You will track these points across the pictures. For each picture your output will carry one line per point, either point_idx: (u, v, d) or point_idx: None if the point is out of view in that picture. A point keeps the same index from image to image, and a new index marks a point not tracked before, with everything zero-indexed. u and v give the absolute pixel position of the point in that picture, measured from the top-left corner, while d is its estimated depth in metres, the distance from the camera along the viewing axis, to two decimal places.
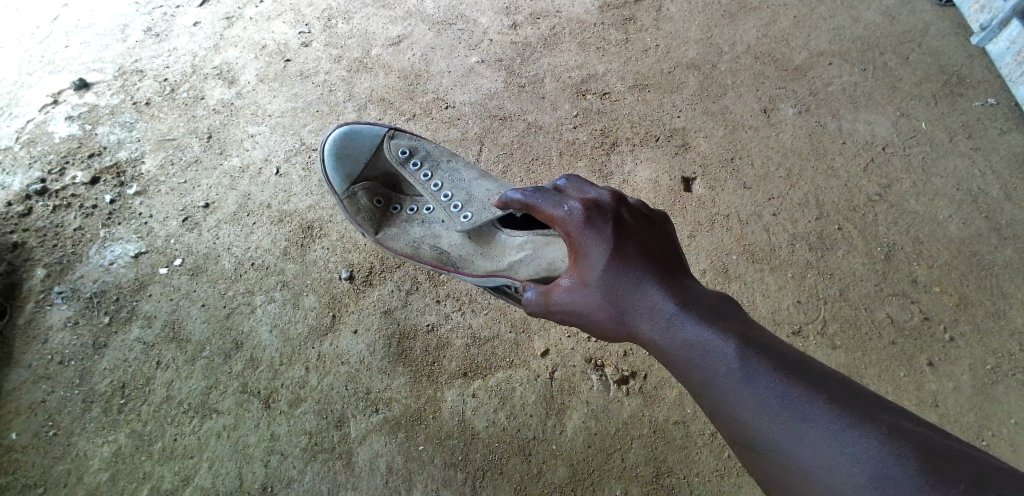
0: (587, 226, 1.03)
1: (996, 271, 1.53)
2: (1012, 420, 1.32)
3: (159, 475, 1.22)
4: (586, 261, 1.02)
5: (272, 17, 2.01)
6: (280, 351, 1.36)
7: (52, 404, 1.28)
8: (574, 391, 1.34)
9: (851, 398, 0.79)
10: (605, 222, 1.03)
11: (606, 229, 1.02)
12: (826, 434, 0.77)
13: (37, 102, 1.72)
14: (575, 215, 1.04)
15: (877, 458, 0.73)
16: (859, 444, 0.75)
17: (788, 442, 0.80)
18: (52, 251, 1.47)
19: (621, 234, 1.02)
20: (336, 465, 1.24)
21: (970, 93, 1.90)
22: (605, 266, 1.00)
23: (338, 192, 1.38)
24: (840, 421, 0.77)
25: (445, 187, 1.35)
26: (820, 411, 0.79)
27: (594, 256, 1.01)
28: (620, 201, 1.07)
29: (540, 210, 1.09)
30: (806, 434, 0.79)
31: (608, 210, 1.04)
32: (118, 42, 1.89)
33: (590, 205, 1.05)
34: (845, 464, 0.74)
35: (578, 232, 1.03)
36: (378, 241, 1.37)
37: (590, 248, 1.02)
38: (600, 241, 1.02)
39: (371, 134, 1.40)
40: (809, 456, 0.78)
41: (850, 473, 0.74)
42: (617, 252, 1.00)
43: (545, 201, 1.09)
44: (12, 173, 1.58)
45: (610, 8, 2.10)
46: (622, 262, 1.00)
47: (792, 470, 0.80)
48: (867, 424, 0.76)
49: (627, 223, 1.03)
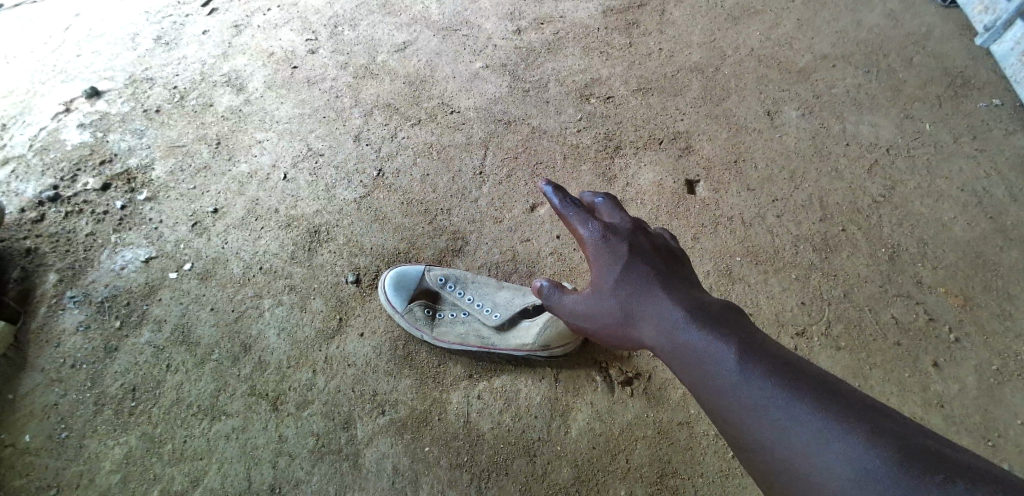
0: (605, 242, 1.07)
1: (1002, 272, 1.52)
2: (1019, 422, 1.31)
3: (169, 476, 1.23)
4: (599, 272, 1.07)
5: (279, 24, 2.04)
6: (287, 354, 1.38)
7: (64, 406, 1.30)
8: (578, 392, 1.35)
9: (839, 398, 0.82)
10: (622, 240, 1.07)
11: (623, 247, 1.06)
12: (812, 431, 0.80)
13: (49, 110, 1.76)
14: (596, 232, 1.08)
15: (860, 453, 0.76)
16: (843, 439, 0.78)
17: (776, 439, 0.83)
18: (64, 257, 1.49)
19: (635, 250, 1.06)
20: (343, 466, 1.25)
21: (975, 94, 1.90)
22: (617, 276, 1.05)
23: (395, 311, 1.40)
24: (827, 419, 0.80)
25: (488, 303, 1.42)
26: (808, 409, 0.82)
27: (607, 268, 1.06)
28: (640, 225, 1.12)
29: (567, 223, 1.11)
30: (793, 430, 0.82)
31: (627, 232, 1.09)
32: (128, 50, 1.93)
33: (612, 225, 1.10)
34: (829, 459, 0.78)
35: (595, 247, 1.07)
36: (434, 337, 1.38)
37: (604, 261, 1.06)
38: (617, 256, 1.06)
39: (417, 272, 1.45)
40: (795, 452, 0.81)
41: (834, 468, 0.77)
42: (629, 265, 1.05)
43: (572, 215, 1.10)
44: (25, 180, 1.61)
45: (613, 13, 2.12)
46: (633, 272, 1.04)
47: (779, 465, 0.83)
48: (852, 422, 0.79)
49: (643, 245, 1.08)
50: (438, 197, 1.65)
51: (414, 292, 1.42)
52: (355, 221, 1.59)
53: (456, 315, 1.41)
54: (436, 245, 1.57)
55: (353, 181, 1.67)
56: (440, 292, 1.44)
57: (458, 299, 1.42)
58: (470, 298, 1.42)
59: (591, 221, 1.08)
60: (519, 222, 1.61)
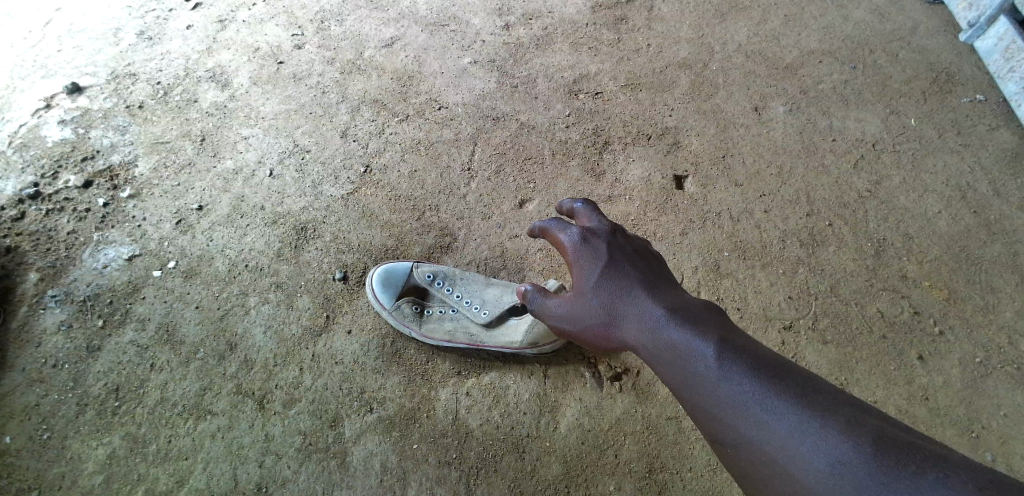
0: (585, 244, 1.08)
1: (985, 266, 1.54)
2: (1001, 414, 1.33)
3: (154, 477, 1.22)
4: (581, 274, 1.07)
5: (265, 19, 2.02)
6: (274, 352, 1.36)
7: (45, 407, 1.27)
8: (567, 388, 1.35)
9: (817, 394, 0.83)
10: (602, 242, 1.08)
11: (603, 247, 1.07)
12: (790, 426, 0.81)
13: (29, 106, 1.72)
14: (575, 236, 1.09)
15: (834, 446, 0.77)
16: (820, 433, 0.78)
17: (756, 434, 0.83)
18: (45, 255, 1.46)
19: (616, 252, 1.07)
20: (331, 464, 1.24)
21: (959, 90, 1.91)
22: (599, 277, 1.05)
23: (384, 306, 1.40)
24: (805, 414, 0.81)
25: (475, 300, 1.41)
26: (786, 405, 0.82)
27: (588, 269, 1.06)
28: (620, 228, 1.12)
29: (547, 232, 1.13)
30: (771, 424, 0.82)
31: (606, 232, 1.10)
32: (111, 45, 1.89)
33: (591, 228, 1.10)
34: (806, 453, 0.78)
35: (576, 251, 1.08)
36: (422, 334, 1.37)
37: (584, 262, 1.07)
38: (597, 258, 1.07)
39: (406, 267, 1.44)
40: (774, 446, 0.82)
41: (811, 461, 0.78)
42: (611, 265, 1.05)
43: (552, 224, 1.12)
44: (5, 178, 1.58)
45: (602, 9, 2.11)
46: (615, 273, 1.05)
47: (758, 459, 0.83)
48: (830, 417, 0.80)
49: (621, 245, 1.09)
50: (426, 193, 1.64)
51: (403, 288, 1.41)
52: (342, 217, 1.58)
53: (444, 311, 1.41)
54: (424, 241, 1.56)
55: (340, 177, 1.66)
56: (427, 289, 1.43)
57: (447, 296, 1.42)
58: (458, 295, 1.41)
59: (570, 227, 1.09)
60: (507, 219, 1.60)
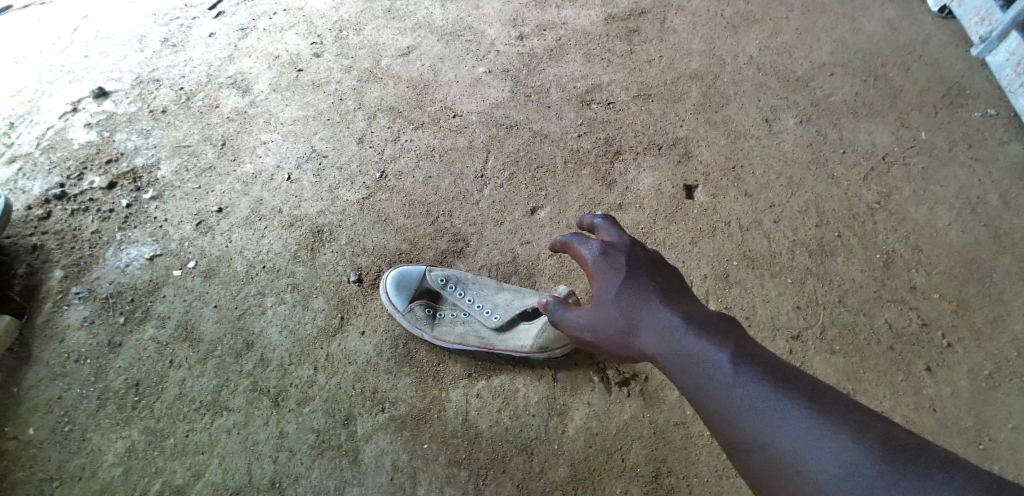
0: (605, 257, 1.10)
1: (996, 278, 1.54)
2: (1010, 426, 1.33)
3: (171, 470, 1.25)
4: (601, 285, 1.09)
5: (285, 28, 2.07)
6: (289, 351, 1.40)
7: (67, 400, 1.31)
8: (576, 392, 1.37)
9: (826, 400, 0.85)
10: (621, 254, 1.10)
11: (622, 259, 1.10)
12: (802, 430, 0.83)
13: (57, 110, 1.78)
14: (595, 249, 1.12)
15: (844, 450, 0.79)
16: (831, 437, 0.81)
17: (767, 439, 0.85)
18: (70, 254, 1.51)
19: (632, 263, 1.09)
20: (343, 462, 1.26)
21: (971, 103, 1.92)
22: (617, 288, 1.07)
23: (397, 308, 1.42)
24: (815, 419, 0.83)
25: (486, 303, 1.43)
26: (797, 410, 0.84)
27: (608, 280, 1.08)
28: (637, 241, 1.15)
29: (568, 247, 1.16)
30: (782, 428, 0.84)
31: (624, 245, 1.12)
32: (135, 52, 1.95)
33: (610, 241, 1.13)
34: (816, 457, 0.80)
35: (596, 263, 1.11)
36: (434, 336, 1.40)
37: (604, 273, 1.09)
38: (616, 270, 1.09)
39: (418, 272, 1.47)
40: (785, 449, 0.84)
41: (823, 465, 0.80)
42: (629, 277, 1.07)
43: (572, 238, 1.15)
44: (33, 178, 1.63)
45: (615, 21, 2.15)
46: (633, 284, 1.07)
47: (769, 460, 0.85)
48: (838, 422, 0.82)
49: (638, 259, 1.11)
50: (439, 199, 1.67)
51: (416, 292, 1.44)
52: (358, 222, 1.62)
53: (456, 314, 1.43)
54: (437, 246, 1.59)
55: (357, 182, 1.70)
56: (441, 292, 1.46)
57: (458, 299, 1.44)
58: (470, 299, 1.44)
59: (590, 240, 1.13)
60: (519, 225, 1.63)
